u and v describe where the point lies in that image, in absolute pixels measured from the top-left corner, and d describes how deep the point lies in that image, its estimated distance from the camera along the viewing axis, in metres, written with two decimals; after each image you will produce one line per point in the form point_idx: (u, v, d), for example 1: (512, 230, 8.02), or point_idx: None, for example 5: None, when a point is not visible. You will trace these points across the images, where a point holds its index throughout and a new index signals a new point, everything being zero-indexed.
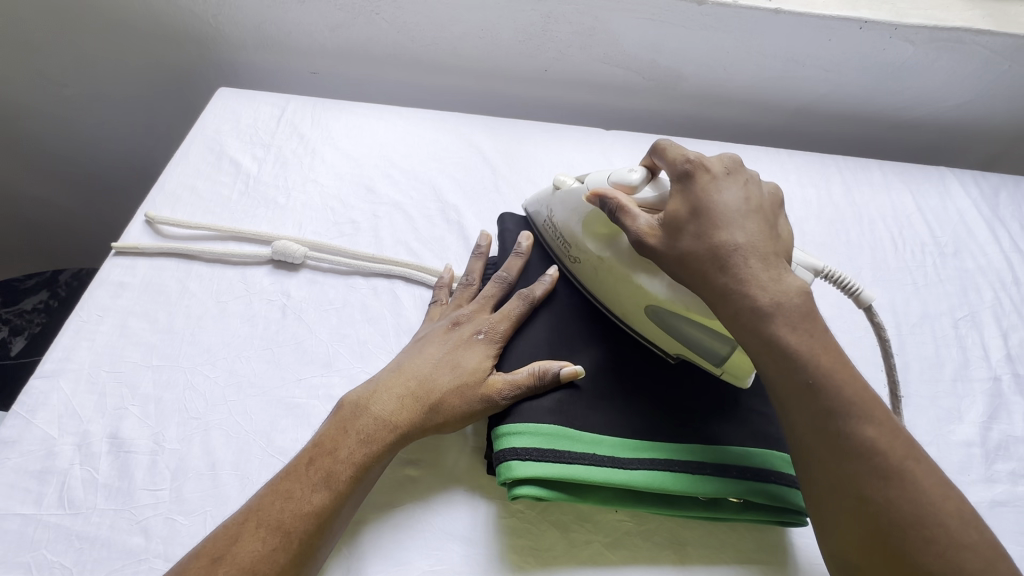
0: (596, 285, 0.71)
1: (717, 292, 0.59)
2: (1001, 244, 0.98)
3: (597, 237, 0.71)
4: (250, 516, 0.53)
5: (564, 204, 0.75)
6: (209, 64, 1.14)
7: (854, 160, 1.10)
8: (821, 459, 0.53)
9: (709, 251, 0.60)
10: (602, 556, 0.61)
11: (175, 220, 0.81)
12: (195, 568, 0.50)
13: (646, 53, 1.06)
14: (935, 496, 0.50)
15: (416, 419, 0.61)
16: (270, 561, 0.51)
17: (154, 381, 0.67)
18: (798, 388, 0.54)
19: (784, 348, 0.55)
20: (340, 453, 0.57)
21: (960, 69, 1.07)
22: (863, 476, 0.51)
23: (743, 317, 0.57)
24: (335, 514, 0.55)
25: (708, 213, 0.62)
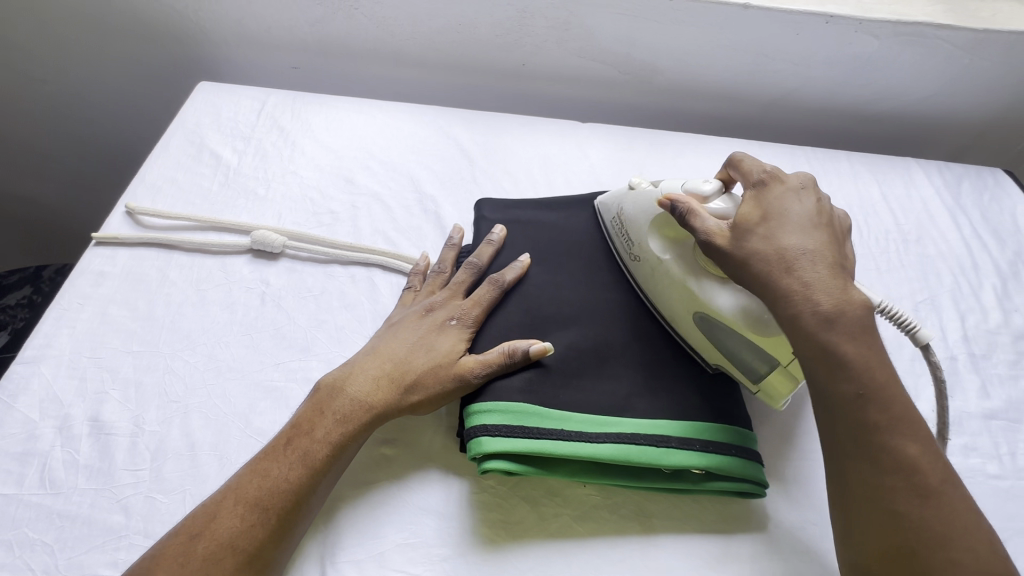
0: (653, 288, 0.73)
1: (773, 292, 0.60)
2: (962, 231, 1.02)
3: (663, 242, 0.72)
4: (227, 492, 0.55)
5: (636, 208, 0.75)
6: (190, 59, 1.15)
7: (823, 151, 1.13)
8: (856, 468, 0.55)
9: (774, 253, 0.62)
10: (570, 529, 0.63)
11: (155, 211, 0.83)
12: (173, 544, 0.52)
13: (621, 47, 1.09)
14: (965, 523, 0.52)
15: (391, 399, 0.63)
16: (247, 536, 0.53)
17: (135, 366, 0.69)
18: (844, 399, 0.56)
19: (834, 357, 0.56)
20: (316, 432, 0.59)
21: (924, 62, 1.10)
22: (894, 492, 0.53)
23: (796, 321, 0.58)
24: (311, 491, 0.57)
25: (776, 220, 0.65)
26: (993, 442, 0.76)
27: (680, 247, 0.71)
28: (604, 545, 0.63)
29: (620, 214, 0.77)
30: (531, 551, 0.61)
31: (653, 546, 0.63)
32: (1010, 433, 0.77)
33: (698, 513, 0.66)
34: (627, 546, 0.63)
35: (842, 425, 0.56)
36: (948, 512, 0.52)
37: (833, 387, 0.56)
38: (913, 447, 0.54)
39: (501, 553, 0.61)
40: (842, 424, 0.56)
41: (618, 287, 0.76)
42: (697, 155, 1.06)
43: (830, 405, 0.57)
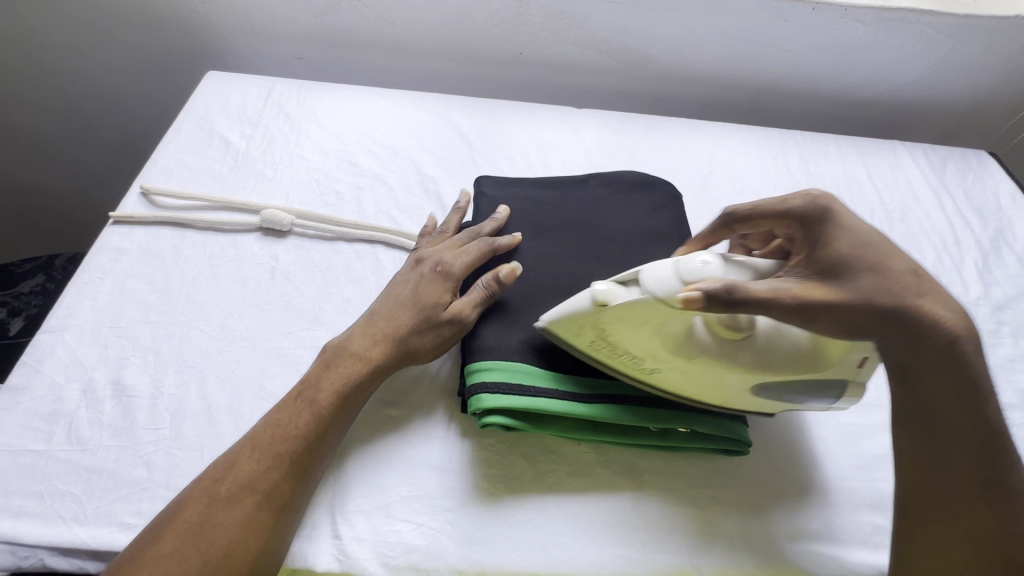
0: (687, 384, 0.65)
1: (918, 326, 0.56)
2: (945, 210, 1.05)
3: (676, 341, 0.62)
4: (246, 442, 0.59)
5: (623, 319, 0.61)
6: (198, 51, 1.20)
7: (812, 135, 1.16)
8: (987, 510, 0.54)
9: (893, 282, 0.57)
10: (565, 483, 0.67)
11: (169, 191, 0.87)
12: (198, 488, 0.56)
13: (615, 35, 1.12)
14: None
15: (391, 352, 0.67)
16: (264, 478, 0.57)
17: (153, 335, 0.73)
18: (977, 438, 0.55)
19: (975, 393, 0.55)
20: (322, 385, 0.63)
21: (909, 47, 1.14)
22: (1017, 536, 0.54)
23: (946, 354, 0.55)
24: (320, 437, 0.61)
25: (867, 245, 0.59)
26: None
27: (696, 342, 0.62)
28: (598, 498, 0.66)
29: (600, 331, 0.63)
30: (530, 503, 0.65)
31: (644, 499, 0.67)
32: None
33: (688, 470, 0.70)
34: (618, 500, 0.67)
35: (968, 463, 0.55)
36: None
37: (966, 426, 0.55)
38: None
39: (501, 504, 0.64)
40: (972, 461, 0.55)
41: (611, 259, 0.79)
42: (689, 138, 1.09)
43: (952, 441, 0.56)
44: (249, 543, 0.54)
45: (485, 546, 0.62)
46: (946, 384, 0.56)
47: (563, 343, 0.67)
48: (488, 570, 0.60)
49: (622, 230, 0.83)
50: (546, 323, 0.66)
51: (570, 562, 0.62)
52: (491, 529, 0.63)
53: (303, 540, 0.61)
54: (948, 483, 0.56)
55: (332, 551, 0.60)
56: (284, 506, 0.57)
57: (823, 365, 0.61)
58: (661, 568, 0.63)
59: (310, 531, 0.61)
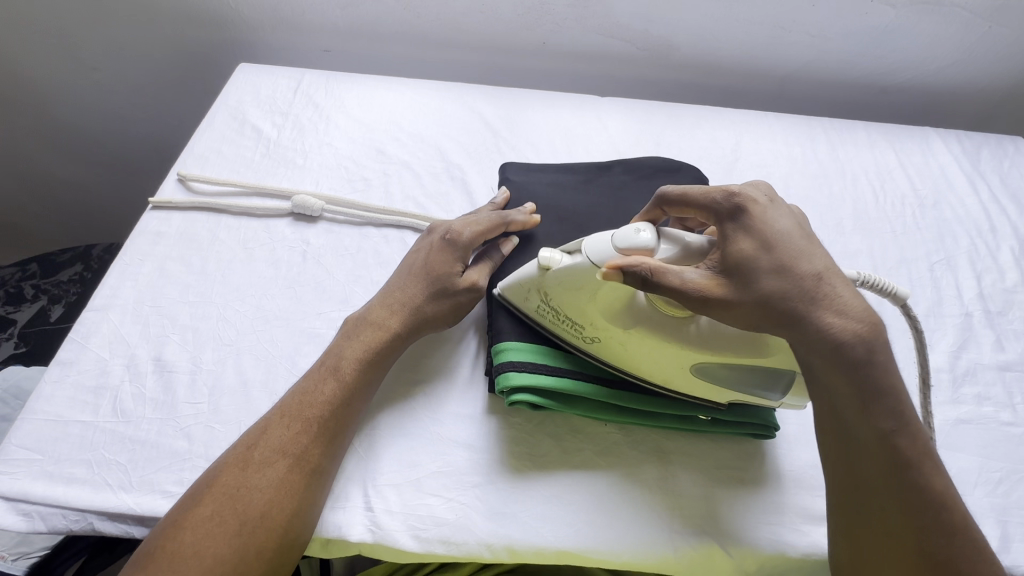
0: (627, 357, 0.66)
1: (809, 329, 0.56)
2: (981, 195, 1.03)
3: (615, 312, 0.63)
4: (279, 410, 0.61)
5: (563, 284, 0.64)
6: (230, 45, 1.23)
7: (840, 121, 1.14)
8: (872, 498, 0.56)
9: (793, 286, 0.57)
10: (593, 462, 0.67)
11: (204, 177, 0.89)
12: (233, 455, 0.58)
13: (639, 23, 1.12)
14: (966, 542, 0.54)
15: (414, 320, 0.69)
16: (295, 442, 0.59)
17: (191, 315, 0.75)
18: (875, 438, 0.56)
19: (868, 395, 0.56)
20: (345, 355, 0.65)
21: (943, 31, 1.11)
22: (917, 529, 0.54)
23: (836, 357, 0.56)
24: (348, 403, 0.63)
25: (773, 244, 0.59)
26: (1007, 391, 0.79)
27: (634, 313, 0.63)
28: (625, 477, 0.66)
29: (546, 298, 0.66)
30: (557, 480, 0.66)
31: (673, 480, 0.67)
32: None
33: (715, 454, 0.70)
34: (647, 479, 0.67)
35: (870, 461, 0.56)
36: (971, 550, 0.54)
37: (863, 427, 0.56)
38: (940, 481, 0.56)
39: (528, 481, 0.65)
40: (872, 460, 0.56)
41: None
42: (714, 125, 1.09)
43: (853, 442, 0.57)
44: (282, 505, 0.56)
45: (514, 522, 0.63)
46: (843, 385, 0.57)
47: (515, 304, 0.71)
48: (518, 544, 0.61)
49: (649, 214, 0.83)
50: (505, 283, 0.70)
51: (597, 539, 0.62)
52: (519, 505, 0.64)
53: (336, 511, 0.62)
54: (853, 475, 0.57)
55: (365, 522, 0.62)
56: (316, 468, 0.59)
57: (762, 355, 0.62)
58: (689, 547, 0.63)
59: (343, 503, 0.63)
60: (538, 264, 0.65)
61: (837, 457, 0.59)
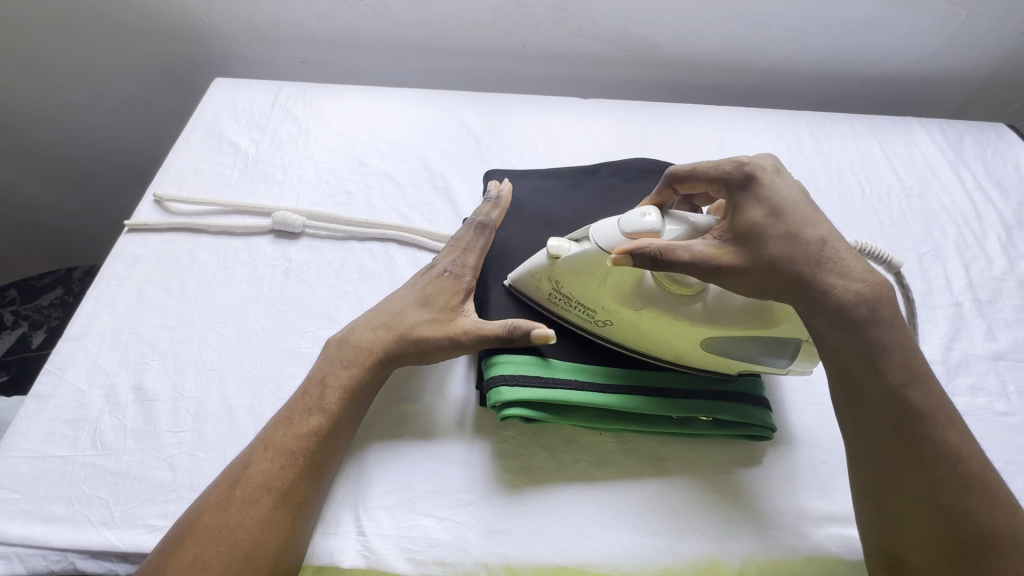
0: (640, 337, 0.67)
1: (815, 291, 0.58)
2: (965, 183, 1.03)
3: (624, 296, 0.64)
4: (263, 442, 0.60)
5: (574, 271, 0.64)
6: (205, 60, 1.21)
7: (823, 114, 1.13)
8: (902, 466, 0.54)
9: (801, 251, 0.59)
10: (589, 473, 0.66)
11: (181, 197, 0.87)
12: (215, 494, 0.56)
13: (618, 24, 1.11)
14: (1006, 510, 0.53)
15: (394, 343, 0.66)
16: (280, 476, 0.57)
17: (172, 339, 0.73)
18: (887, 394, 0.56)
19: (876, 349, 0.56)
20: (329, 381, 0.64)
21: (920, 22, 1.11)
22: (949, 498, 0.53)
23: (844, 317, 0.57)
24: (334, 432, 0.61)
25: (782, 210, 0.60)
26: (1000, 381, 0.78)
27: (644, 297, 0.64)
28: (621, 486, 0.65)
29: (558, 287, 0.67)
30: (553, 492, 0.65)
31: (672, 488, 0.66)
32: (1016, 372, 0.79)
33: (711, 457, 0.69)
34: (645, 488, 0.66)
35: (889, 425, 0.55)
36: (994, 500, 0.53)
37: (874, 384, 0.56)
38: (966, 442, 0.55)
39: (523, 496, 0.64)
40: (892, 420, 0.55)
41: None
42: (697, 123, 1.08)
43: (869, 401, 0.57)
44: (270, 543, 0.54)
45: (510, 539, 0.61)
46: (853, 344, 0.57)
47: (529, 294, 0.71)
48: (515, 562, 0.60)
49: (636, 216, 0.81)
50: (522, 273, 0.69)
51: (596, 552, 0.61)
52: (515, 521, 0.62)
53: (328, 538, 0.61)
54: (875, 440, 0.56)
55: (358, 547, 0.60)
56: (303, 503, 0.57)
57: (769, 324, 0.63)
58: (689, 557, 0.62)
59: (335, 528, 0.61)
60: (546, 255, 0.66)
61: (855, 423, 0.58)
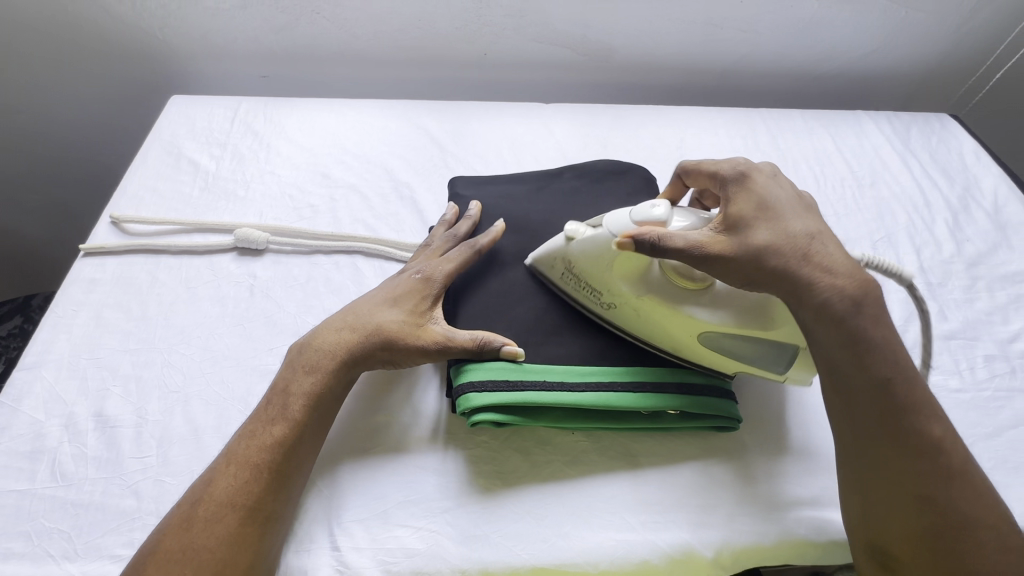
0: (640, 323, 0.69)
1: (799, 283, 0.60)
2: (913, 172, 1.07)
3: (630, 278, 0.67)
4: (226, 459, 0.59)
5: (587, 254, 0.68)
6: (162, 78, 1.19)
7: (778, 111, 1.17)
8: (886, 458, 0.56)
9: (786, 244, 0.61)
10: (562, 473, 0.67)
11: (140, 217, 0.86)
12: (177, 517, 0.55)
13: (576, 30, 1.13)
14: (982, 499, 0.55)
15: (358, 341, 0.66)
16: (245, 491, 0.56)
17: (133, 363, 0.72)
18: (873, 388, 0.57)
19: (861, 343, 0.58)
20: (292, 388, 0.63)
21: (864, 20, 1.16)
22: (930, 489, 0.55)
23: (828, 309, 0.58)
24: (298, 442, 0.60)
25: (771, 208, 0.63)
26: (953, 359, 0.82)
27: (649, 282, 0.67)
28: (595, 484, 0.66)
29: (569, 265, 0.70)
30: (528, 494, 0.65)
31: (644, 483, 0.67)
32: (967, 350, 0.83)
33: (682, 450, 0.70)
34: (618, 484, 0.66)
35: (875, 418, 0.57)
36: (973, 492, 0.55)
37: (861, 379, 0.58)
38: (948, 438, 0.57)
39: (497, 500, 0.64)
40: (878, 414, 0.57)
41: None
42: (658, 124, 1.10)
43: (856, 394, 0.58)
44: (238, 561, 0.53)
45: (486, 544, 0.61)
46: (834, 334, 0.58)
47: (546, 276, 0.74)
48: (491, 567, 0.60)
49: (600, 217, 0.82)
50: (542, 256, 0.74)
51: (570, 551, 0.61)
52: (490, 526, 0.62)
53: (301, 555, 0.60)
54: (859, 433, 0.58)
55: (331, 562, 0.60)
56: (269, 517, 0.57)
57: (768, 326, 0.64)
58: (664, 549, 0.62)
59: (308, 545, 0.61)
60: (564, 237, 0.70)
61: (842, 416, 0.59)
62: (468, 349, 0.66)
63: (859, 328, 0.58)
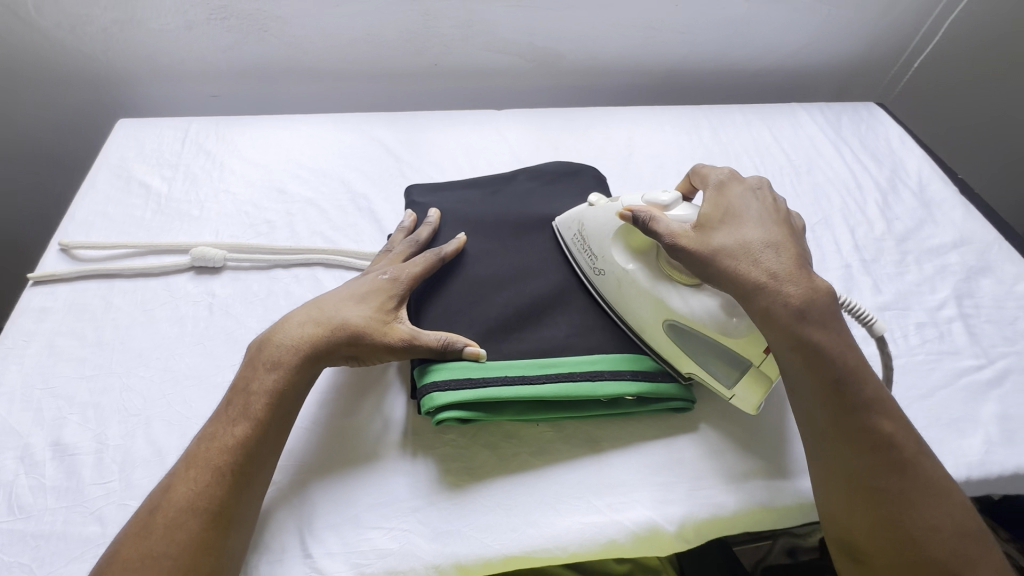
0: (619, 300, 0.73)
1: (746, 286, 0.64)
2: (845, 157, 1.14)
3: (626, 248, 0.73)
4: (188, 462, 0.59)
5: (600, 223, 0.75)
6: (108, 102, 1.17)
7: (719, 107, 1.23)
8: (837, 449, 0.61)
9: (739, 249, 0.66)
10: (529, 464, 0.69)
11: (90, 243, 0.85)
12: (138, 523, 0.55)
13: (522, 37, 1.17)
14: (931, 490, 0.59)
15: (323, 335, 0.67)
16: (205, 495, 0.57)
17: (90, 390, 0.71)
18: (823, 384, 0.61)
19: (811, 344, 0.62)
20: (254, 387, 0.63)
21: (791, 18, 1.24)
22: (881, 480, 0.59)
23: (774, 310, 0.63)
24: (259, 441, 0.61)
25: (736, 217, 0.70)
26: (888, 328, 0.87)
27: (643, 259, 0.72)
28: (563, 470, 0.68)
29: (581, 230, 0.77)
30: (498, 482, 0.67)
31: (608, 467, 0.69)
32: (900, 319, 0.89)
33: (642, 429, 0.73)
34: (583, 470, 0.69)
35: (826, 412, 0.61)
36: (922, 481, 0.59)
37: (811, 376, 0.62)
38: (899, 433, 0.60)
39: (467, 495, 0.66)
40: (828, 409, 0.61)
41: (545, 243, 0.82)
42: (607, 124, 1.15)
43: (805, 389, 0.63)
44: (201, 564, 0.54)
45: (458, 538, 0.63)
46: (785, 340, 0.62)
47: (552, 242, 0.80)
48: (464, 560, 0.61)
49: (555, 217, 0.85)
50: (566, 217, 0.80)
51: (539, 538, 0.63)
52: (461, 521, 0.64)
53: (273, 565, 0.61)
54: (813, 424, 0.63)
55: (304, 570, 0.60)
56: (229, 519, 0.57)
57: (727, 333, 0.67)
58: (630, 528, 0.65)
59: (279, 555, 0.61)
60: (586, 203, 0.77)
61: (797, 408, 0.64)
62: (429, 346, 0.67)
63: (809, 332, 0.62)
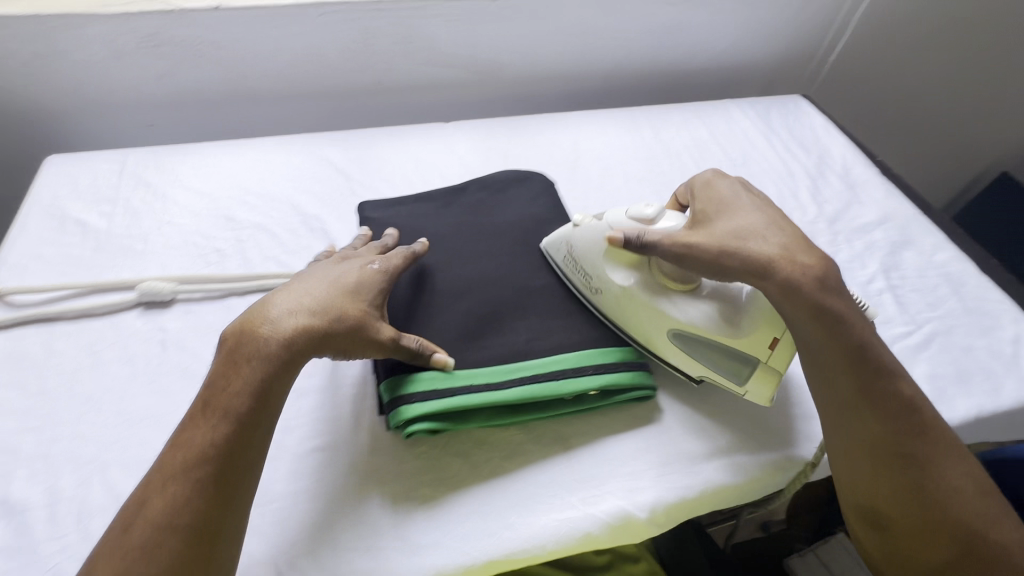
0: (622, 315, 0.76)
1: (762, 267, 0.67)
2: (776, 148, 1.22)
3: (621, 267, 0.75)
4: (166, 475, 0.55)
5: (587, 243, 0.77)
6: (35, 138, 1.12)
7: (657, 108, 1.29)
8: (865, 421, 0.64)
9: (750, 236, 0.69)
10: (501, 468, 0.70)
11: (25, 287, 0.81)
12: (112, 543, 0.52)
13: (463, 50, 1.19)
14: (949, 450, 0.63)
15: (306, 323, 0.62)
16: (185, 508, 0.53)
17: (37, 441, 0.67)
18: (845, 359, 0.65)
19: (832, 317, 0.65)
20: (234, 383, 0.59)
21: (716, 20, 1.31)
22: (908, 446, 0.63)
23: (796, 288, 0.65)
24: (240, 446, 0.57)
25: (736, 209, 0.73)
26: None
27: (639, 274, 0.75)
28: (542, 475, 0.70)
29: (570, 251, 0.79)
30: (481, 496, 0.68)
31: (577, 462, 0.71)
32: None
33: (612, 423, 0.75)
34: (554, 469, 0.71)
35: (851, 385, 0.64)
36: (943, 444, 0.63)
37: (835, 351, 0.65)
38: (916, 399, 0.65)
39: (443, 506, 0.66)
40: (852, 381, 0.64)
41: (501, 251, 0.84)
42: (552, 131, 1.18)
43: (831, 365, 0.65)
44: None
45: (436, 549, 0.63)
46: (810, 318, 0.65)
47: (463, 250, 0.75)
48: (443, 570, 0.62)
49: (507, 225, 0.88)
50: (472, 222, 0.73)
51: (515, 540, 0.65)
52: (438, 532, 0.65)
53: None
54: (840, 400, 0.65)
55: None
56: (213, 533, 0.53)
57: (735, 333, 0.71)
58: (605, 519, 0.67)
59: None
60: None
61: (821, 385, 0.67)
62: (403, 355, 0.67)
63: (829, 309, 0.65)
